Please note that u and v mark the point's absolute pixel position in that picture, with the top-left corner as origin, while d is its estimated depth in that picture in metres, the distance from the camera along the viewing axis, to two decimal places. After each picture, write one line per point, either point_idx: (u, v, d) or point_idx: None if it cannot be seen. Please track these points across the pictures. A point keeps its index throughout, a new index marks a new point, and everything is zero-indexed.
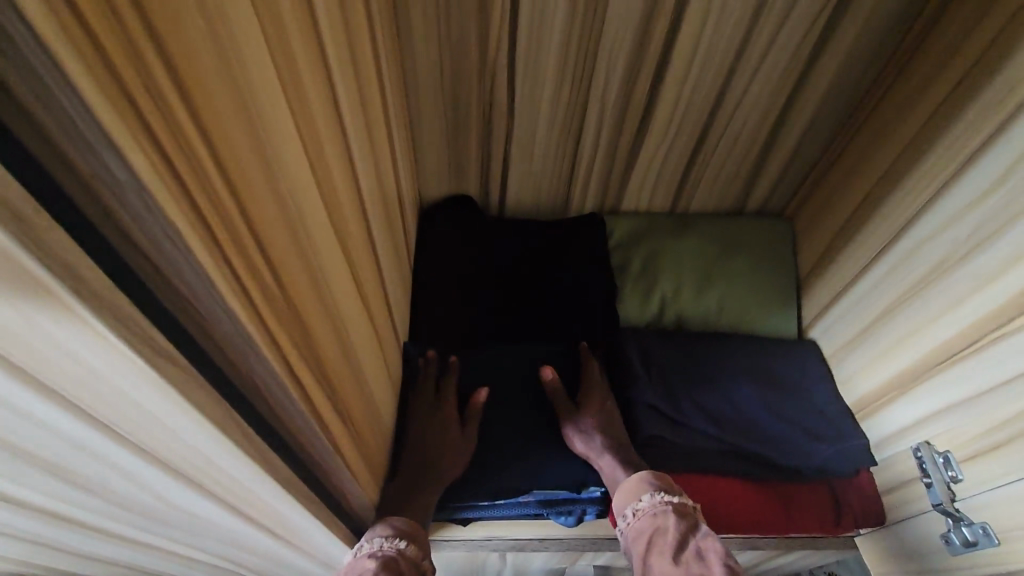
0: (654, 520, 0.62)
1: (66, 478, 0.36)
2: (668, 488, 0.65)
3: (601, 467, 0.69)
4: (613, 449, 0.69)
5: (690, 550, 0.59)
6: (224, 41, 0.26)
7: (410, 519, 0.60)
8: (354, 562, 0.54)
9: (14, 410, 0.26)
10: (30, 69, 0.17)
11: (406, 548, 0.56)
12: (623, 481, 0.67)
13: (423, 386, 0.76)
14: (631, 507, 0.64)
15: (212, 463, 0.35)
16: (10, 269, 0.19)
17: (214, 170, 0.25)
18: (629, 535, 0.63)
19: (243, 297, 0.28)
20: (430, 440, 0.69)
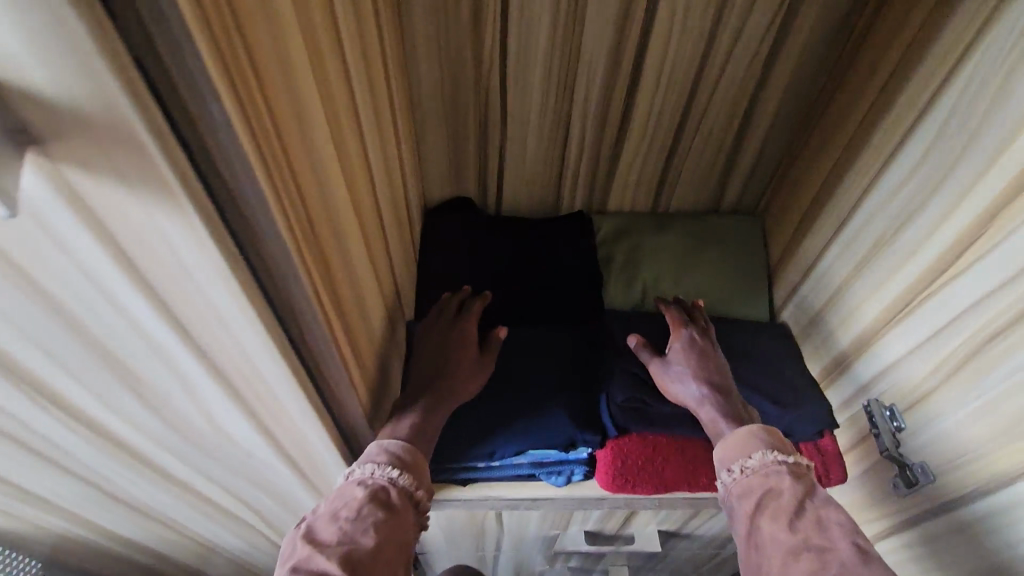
0: (768, 481, 0.64)
1: (132, 387, 0.45)
2: (780, 447, 0.67)
3: (699, 414, 0.73)
4: (711, 397, 0.73)
5: (810, 518, 0.60)
6: (279, 38, 0.36)
7: (409, 443, 0.66)
8: (346, 488, 0.61)
9: (118, 302, 0.36)
10: (175, 45, 0.27)
11: (399, 477, 0.62)
12: (731, 433, 0.69)
13: (453, 314, 0.84)
14: (741, 463, 0.66)
15: (255, 373, 0.44)
16: (151, 178, 0.29)
17: (271, 128, 0.35)
18: (737, 494, 0.65)
19: (287, 227, 0.38)
20: (453, 362, 0.77)
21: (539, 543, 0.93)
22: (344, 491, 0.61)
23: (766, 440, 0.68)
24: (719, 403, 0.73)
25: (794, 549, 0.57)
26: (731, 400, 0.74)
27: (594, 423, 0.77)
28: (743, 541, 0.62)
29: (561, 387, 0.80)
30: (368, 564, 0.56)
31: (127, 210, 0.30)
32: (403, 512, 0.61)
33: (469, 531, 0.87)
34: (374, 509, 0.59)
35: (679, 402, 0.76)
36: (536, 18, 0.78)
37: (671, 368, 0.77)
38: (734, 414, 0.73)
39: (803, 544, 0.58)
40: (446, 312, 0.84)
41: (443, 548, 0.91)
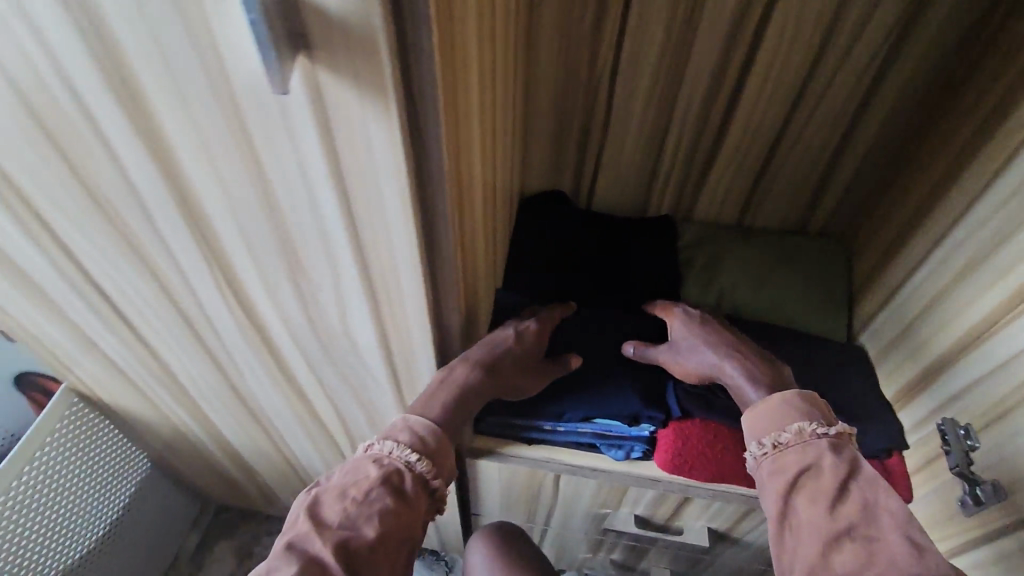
0: (805, 458, 0.65)
1: (295, 279, 0.56)
2: (814, 418, 0.68)
3: (725, 380, 0.76)
4: (723, 362, 0.77)
5: (850, 501, 0.62)
6: (464, 7, 0.45)
7: (435, 424, 0.70)
8: (362, 465, 0.66)
9: (314, 196, 0.46)
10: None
11: (415, 462, 0.67)
12: (761, 400, 0.71)
13: (535, 325, 0.82)
14: (774, 437, 0.68)
15: (394, 280, 0.54)
16: (377, 97, 0.38)
17: (450, 75, 0.45)
18: (771, 470, 0.67)
19: (449, 157, 0.47)
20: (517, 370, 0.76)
21: (588, 520, 0.97)
22: (360, 468, 0.66)
23: (803, 411, 0.69)
24: (734, 364, 0.76)
25: (832, 531, 0.60)
26: (742, 353, 0.77)
27: (659, 401, 0.81)
28: (776, 517, 0.65)
29: (633, 366, 0.85)
30: (364, 549, 0.61)
31: (349, 121, 0.40)
32: (414, 496, 0.66)
33: (526, 492, 0.93)
34: (382, 495, 0.64)
35: (704, 377, 0.79)
36: (650, 31, 0.86)
37: (679, 350, 0.80)
38: (778, 381, 0.75)
39: (845, 529, 0.60)
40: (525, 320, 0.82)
41: (497, 506, 0.98)
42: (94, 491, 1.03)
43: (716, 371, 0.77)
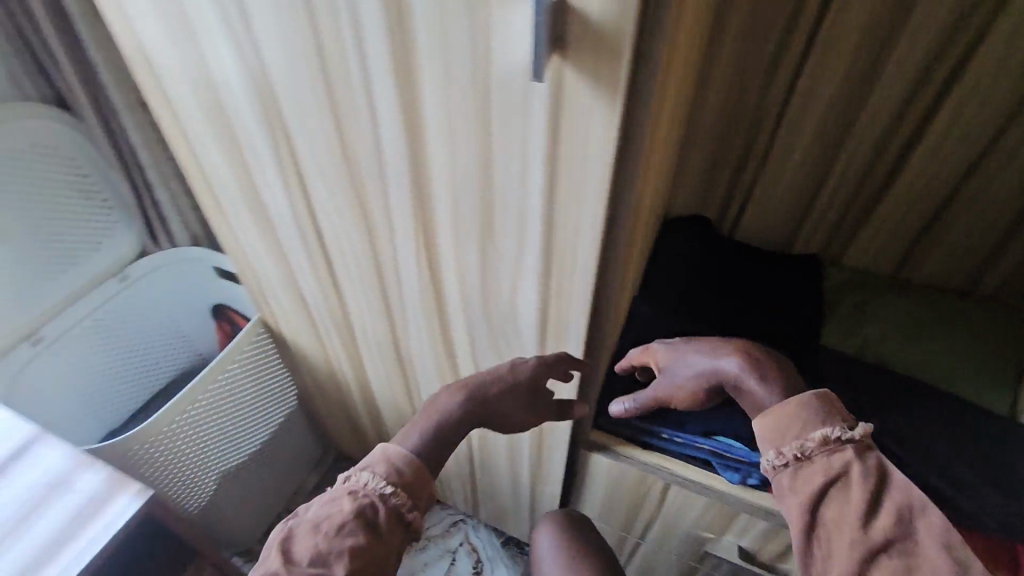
0: (833, 469, 0.61)
1: (481, 246, 0.65)
2: (834, 420, 0.63)
3: (732, 383, 0.68)
4: (713, 359, 0.70)
5: (884, 516, 0.58)
6: (684, 28, 0.52)
7: (412, 454, 0.69)
8: (337, 500, 0.64)
9: (524, 174, 0.55)
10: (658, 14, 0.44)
11: (390, 494, 0.64)
12: (775, 405, 0.65)
13: (541, 360, 0.74)
14: (796, 446, 0.63)
15: (570, 258, 0.61)
16: (609, 93, 0.46)
17: (663, 84, 0.51)
18: (793, 483, 0.63)
19: (646, 156, 0.53)
20: (508, 403, 0.75)
21: (688, 541, 0.97)
22: (335, 502, 0.64)
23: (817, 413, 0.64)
24: (726, 359, 0.69)
25: (866, 548, 0.57)
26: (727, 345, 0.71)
27: None
28: (801, 533, 0.61)
29: None
30: None
31: (577, 112, 0.48)
32: (388, 531, 0.63)
33: (630, 497, 0.95)
34: (355, 529, 0.61)
35: (710, 389, 0.70)
36: (828, 71, 0.88)
37: (672, 370, 0.73)
38: (796, 378, 0.69)
39: (879, 544, 0.57)
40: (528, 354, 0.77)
41: (600, 506, 1.01)
42: (259, 414, 1.22)
43: (714, 372, 0.70)
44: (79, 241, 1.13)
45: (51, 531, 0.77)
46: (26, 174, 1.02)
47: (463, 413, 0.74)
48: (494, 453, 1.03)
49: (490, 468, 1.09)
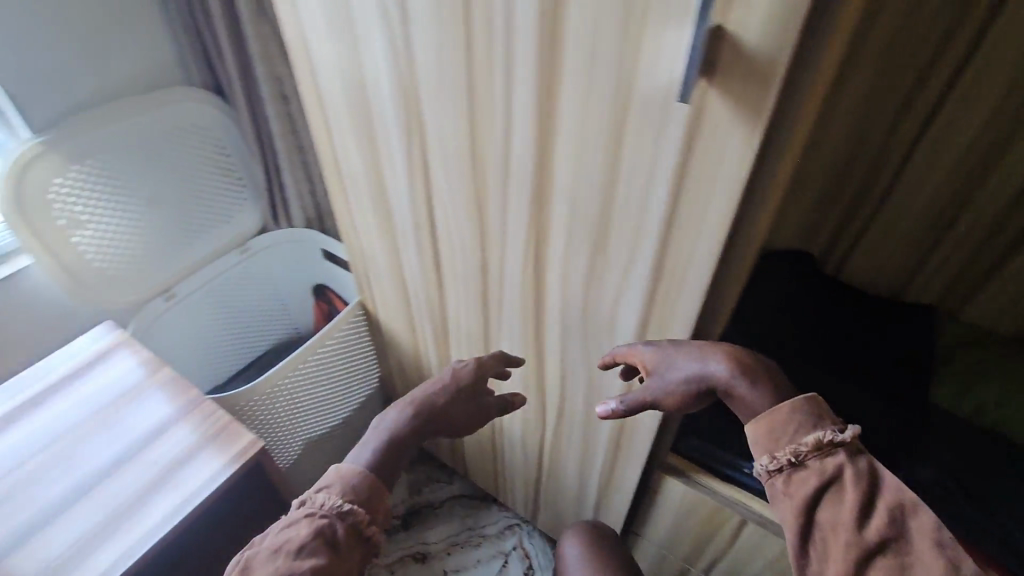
0: (826, 471, 0.57)
1: (591, 254, 0.67)
2: (823, 422, 0.59)
3: (723, 388, 0.62)
4: (703, 361, 0.63)
5: (878, 515, 0.55)
6: (834, 58, 0.52)
7: (365, 470, 0.74)
8: (293, 525, 0.67)
9: (649, 188, 0.56)
10: (817, 42, 0.44)
11: (347, 509, 0.69)
12: (770, 410, 0.60)
13: (476, 363, 0.86)
14: (790, 450, 0.58)
15: (681, 275, 0.62)
16: (753, 116, 0.47)
17: (807, 112, 0.51)
18: (787, 487, 0.59)
19: (777, 181, 0.53)
20: (457, 408, 0.85)
21: None
22: (292, 528, 0.66)
23: (807, 415, 0.60)
24: (717, 362, 0.63)
25: (862, 550, 0.54)
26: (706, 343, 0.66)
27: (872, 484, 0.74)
28: (795, 537, 0.57)
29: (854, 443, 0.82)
30: None
31: (716, 131, 0.49)
32: (347, 547, 0.67)
33: (701, 527, 0.93)
34: (316, 546, 0.64)
35: (699, 394, 0.63)
36: (971, 112, 0.85)
37: (661, 373, 0.64)
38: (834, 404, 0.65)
39: (876, 546, 0.54)
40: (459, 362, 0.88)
41: (667, 532, 0.99)
42: (346, 391, 1.30)
43: (701, 376, 0.63)
44: (213, 213, 1.25)
45: (167, 464, 0.85)
46: (180, 150, 1.15)
47: (411, 424, 0.81)
48: (565, 462, 1.03)
49: (557, 476, 1.10)
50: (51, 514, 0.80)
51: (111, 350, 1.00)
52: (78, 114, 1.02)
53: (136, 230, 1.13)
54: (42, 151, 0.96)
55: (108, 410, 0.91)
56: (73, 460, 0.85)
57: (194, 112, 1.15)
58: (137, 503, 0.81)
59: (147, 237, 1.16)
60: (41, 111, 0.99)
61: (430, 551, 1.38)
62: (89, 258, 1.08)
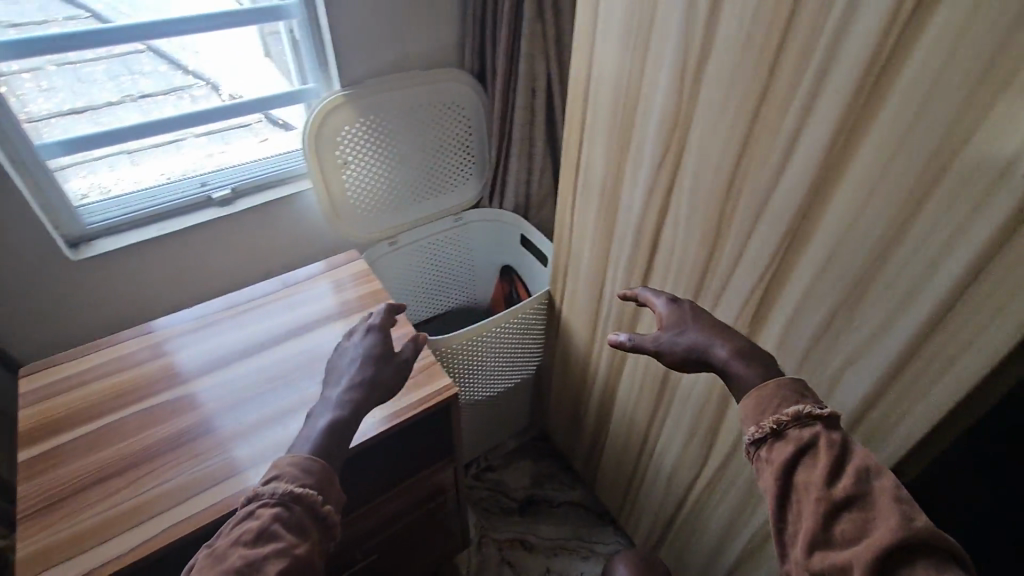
0: (803, 438, 0.55)
1: (834, 309, 0.64)
2: (810, 401, 0.58)
3: (718, 366, 0.66)
4: (709, 336, 0.68)
5: (848, 476, 0.52)
6: None
7: (310, 456, 0.65)
8: (242, 523, 0.58)
9: (940, 258, 0.52)
10: None
11: (301, 491, 0.60)
12: (759, 388, 0.61)
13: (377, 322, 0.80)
14: (770, 419, 0.57)
15: (945, 358, 0.56)
16: None
17: None
18: (769, 455, 0.57)
19: None
20: (386, 371, 0.76)
21: None
22: (240, 527, 0.58)
23: (791, 393, 0.60)
24: (721, 341, 0.66)
25: (827, 506, 0.51)
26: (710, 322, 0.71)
27: None
28: (772, 503, 0.55)
29: None
30: None
31: None
32: (307, 531, 0.59)
33: None
34: (273, 535, 0.57)
35: (695, 363, 0.68)
36: None
37: (671, 332, 0.70)
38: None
39: (844, 506, 0.51)
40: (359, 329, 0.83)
41: None
42: (518, 371, 1.35)
43: (704, 349, 0.67)
44: (445, 180, 1.41)
45: None
46: (436, 121, 1.32)
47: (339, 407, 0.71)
48: (712, 510, 0.99)
49: (696, 523, 1.05)
50: (263, 397, 0.84)
51: (338, 279, 1.06)
52: (375, 77, 1.22)
53: (387, 181, 1.32)
54: (342, 102, 1.17)
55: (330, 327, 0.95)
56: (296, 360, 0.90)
57: (456, 90, 1.30)
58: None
59: (392, 189, 1.34)
60: (349, 69, 1.19)
61: (539, 548, 1.40)
62: (349, 192, 1.27)
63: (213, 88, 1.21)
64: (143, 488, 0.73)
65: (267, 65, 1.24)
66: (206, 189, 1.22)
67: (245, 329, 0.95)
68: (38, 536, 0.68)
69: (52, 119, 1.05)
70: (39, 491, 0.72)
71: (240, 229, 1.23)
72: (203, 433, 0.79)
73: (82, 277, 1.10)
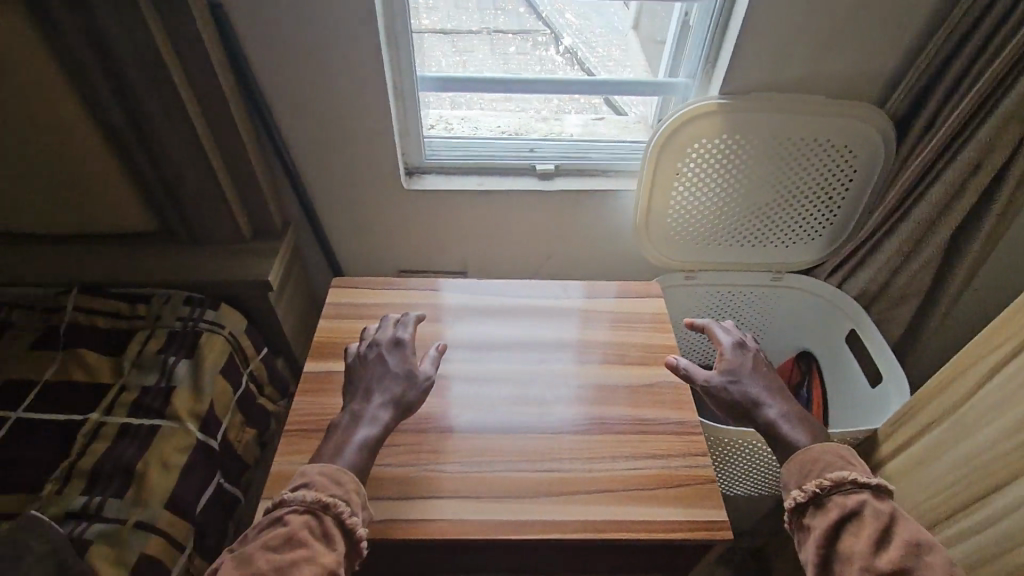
0: (847, 505, 0.63)
1: None
2: (853, 466, 0.66)
3: (756, 419, 0.75)
4: (762, 394, 0.76)
5: (893, 547, 0.58)
6: None
7: (339, 464, 0.65)
8: (269, 527, 0.59)
9: None
10: None
11: (330, 501, 0.60)
12: (804, 450, 0.70)
13: (399, 335, 0.79)
14: (813, 485, 0.65)
15: None
16: None
17: None
18: (812, 520, 0.64)
19: None
20: (419, 395, 0.73)
21: None
22: (271, 526, 0.59)
23: (836, 460, 0.67)
24: (772, 402, 0.75)
25: None
26: (764, 376, 0.79)
27: None
28: (814, 570, 0.61)
29: None
30: None
31: None
32: (336, 540, 0.59)
33: None
34: (301, 537, 0.57)
35: (741, 410, 0.76)
36: None
37: (728, 376, 0.77)
38: None
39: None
40: (384, 339, 0.79)
41: None
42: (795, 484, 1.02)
43: (755, 404, 0.76)
44: (778, 233, 1.13)
45: (618, 474, 0.73)
46: (806, 162, 1.03)
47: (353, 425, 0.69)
48: None
49: None
50: (519, 427, 0.77)
51: (625, 317, 0.91)
52: (760, 92, 0.99)
53: (712, 213, 1.10)
54: (712, 112, 0.97)
55: (583, 368, 0.84)
56: (527, 389, 0.81)
57: (852, 131, 1.00)
58: (579, 495, 0.71)
59: (715, 223, 1.12)
60: (738, 75, 0.98)
61: None
62: (670, 211, 1.09)
63: (554, 39, 1.11)
64: (383, 459, 0.73)
65: (630, 37, 1.13)
66: (531, 157, 1.17)
67: (498, 325, 0.89)
68: (296, 458, 0.72)
69: (425, 34, 1.07)
70: (311, 411, 0.77)
71: (547, 206, 1.17)
72: (456, 435, 0.76)
73: (403, 205, 1.16)
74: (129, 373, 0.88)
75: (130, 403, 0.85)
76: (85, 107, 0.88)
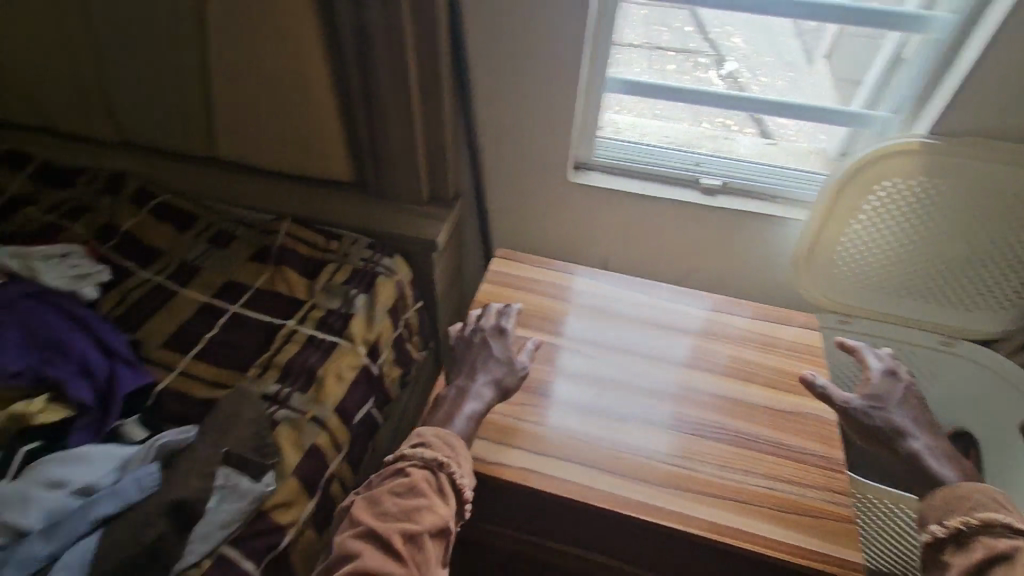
0: (996, 546, 0.59)
1: None
2: (1007, 511, 0.62)
3: (898, 450, 0.71)
4: (909, 424, 0.72)
5: None
6: None
7: (450, 433, 0.72)
8: (391, 475, 0.68)
9: None
10: None
11: (445, 461, 0.67)
12: (951, 486, 0.65)
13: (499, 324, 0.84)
14: (956, 521, 0.62)
15: None
16: None
17: None
18: (951, 556, 0.61)
19: None
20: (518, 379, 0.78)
21: None
22: (392, 476, 0.68)
23: (986, 501, 0.63)
24: (917, 433, 0.71)
25: None
26: (914, 409, 0.74)
27: None
28: None
29: None
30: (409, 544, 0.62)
31: None
32: (449, 497, 0.66)
33: None
34: (421, 489, 0.65)
35: (881, 439, 0.72)
36: None
37: (870, 403, 0.74)
38: None
39: None
40: (487, 326, 0.84)
41: None
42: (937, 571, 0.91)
43: (898, 432, 0.72)
44: (960, 291, 1.04)
45: (748, 487, 0.73)
46: (1014, 220, 0.95)
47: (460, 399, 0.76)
48: None
49: None
50: (652, 418, 0.80)
51: (771, 338, 0.90)
52: (973, 137, 0.92)
53: (887, 254, 1.04)
54: (914, 150, 0.92)
55: (724, 381, 0.84)
56: (665, 385, 0.84)
57: None
58: (706, 496, 0.72)
59: (887, 266, 1.05)
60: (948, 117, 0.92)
61: None
62: (840, 244, 1.04)
63: (715, 62, 1.10)
64: (525, 417, 0.79)
65: (819, 68, 1.07)
66: (697, 170, 1.17)
67: (642, 321, 0.92)
68: None
69: None
70: None
71: (705, 222, 1.18)
72: (591, 410, 0.80)
73: (563, 196, 1.23)
74: (320, 295, 1.04)
75: (318, 318, 1.00)
76: (331, 69, 1.05)
